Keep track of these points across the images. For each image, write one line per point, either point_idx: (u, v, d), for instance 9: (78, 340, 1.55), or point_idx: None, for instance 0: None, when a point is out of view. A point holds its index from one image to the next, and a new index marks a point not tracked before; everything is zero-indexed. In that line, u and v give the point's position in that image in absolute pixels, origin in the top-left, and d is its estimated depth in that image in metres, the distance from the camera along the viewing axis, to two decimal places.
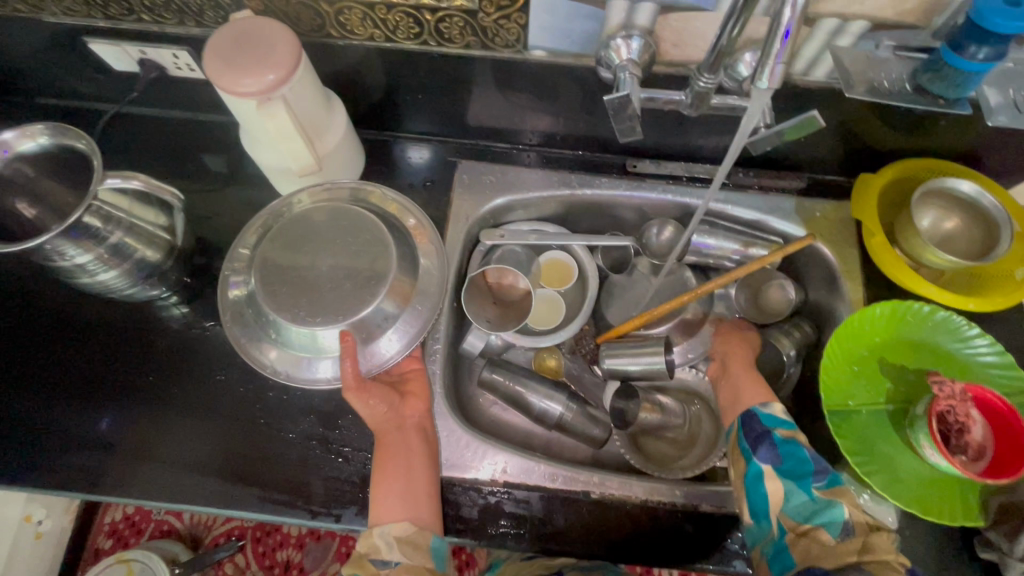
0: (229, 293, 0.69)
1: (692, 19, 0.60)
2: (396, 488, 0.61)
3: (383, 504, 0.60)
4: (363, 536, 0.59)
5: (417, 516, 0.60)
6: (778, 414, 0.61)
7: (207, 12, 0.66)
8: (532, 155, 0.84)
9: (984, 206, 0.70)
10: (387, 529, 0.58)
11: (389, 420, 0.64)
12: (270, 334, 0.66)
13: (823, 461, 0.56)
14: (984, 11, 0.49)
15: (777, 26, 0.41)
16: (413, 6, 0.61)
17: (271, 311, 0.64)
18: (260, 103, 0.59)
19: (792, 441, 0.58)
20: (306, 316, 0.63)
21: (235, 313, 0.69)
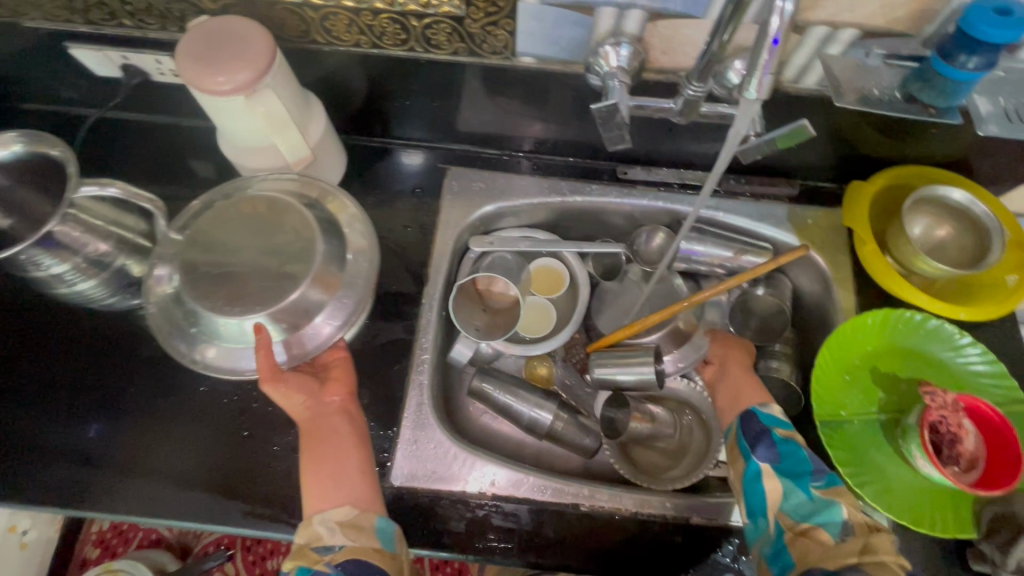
0: (152, 287, 0.64)
1: (681, 26, 0.59)
2: (330, 477, 0.57)
3: (319, 494, 0.57)
4: (303, 529, 0.54)
5: (353, 498, 0.56)
6: (777, 413, 0.61)
7: (191, 17, 0.65)
8: (523, 162, 0.83)
9: (976, 213, 0.69)
10: (328, 515, 0.54)
11: (311, 407, 0.61)
12: (189, 328, 0.62)
13: (821, 462, 0.56)
14: (973, 21, 0.48)
15: (765, 36, 0.40)
16: (399, 12, 0.60)
17: (190, 300, 0.60)
18: (249, 97, 0.58)
19: (791, 441, 0.58)
20: (224, 305, 0.59)
21: (161, 308, 0.63)
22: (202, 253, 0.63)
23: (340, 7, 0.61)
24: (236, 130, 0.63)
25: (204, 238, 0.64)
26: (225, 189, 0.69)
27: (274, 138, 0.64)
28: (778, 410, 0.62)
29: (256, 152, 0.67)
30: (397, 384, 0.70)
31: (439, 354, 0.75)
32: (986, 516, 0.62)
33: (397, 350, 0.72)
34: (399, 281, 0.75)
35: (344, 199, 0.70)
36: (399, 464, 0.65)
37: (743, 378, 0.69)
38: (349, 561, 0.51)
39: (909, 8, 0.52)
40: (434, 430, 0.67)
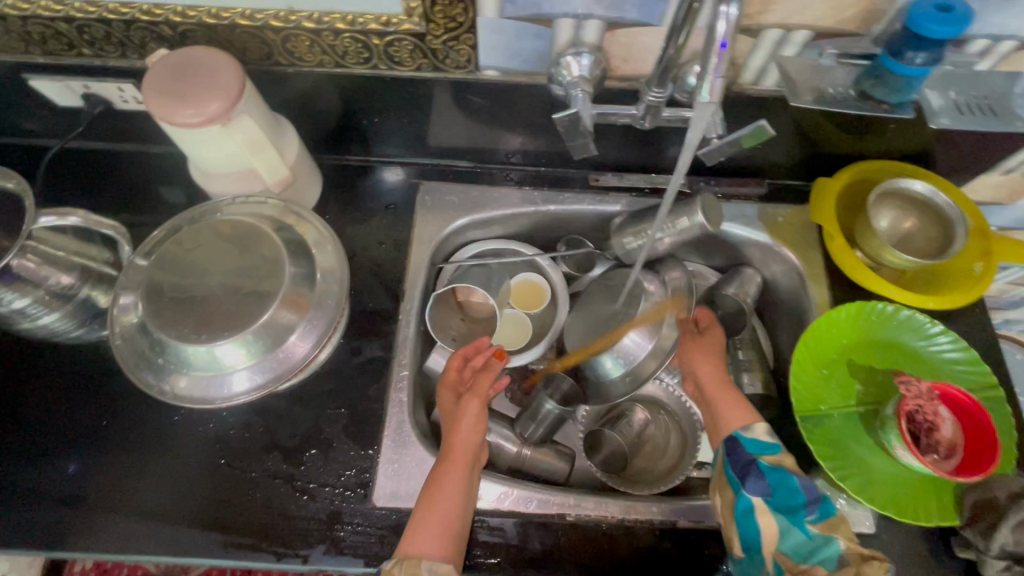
0: (119, 316, 0.63)
1: (639, 34, 0.60)
2: (447, 525, 0.57)
3: (431, 537, 0.56)
4: (403, 563, 0.54)
5: (449, 556, 0.56)
6: (762, 438, 0.61)
7: (150, 43, 0.65)
8: (496, 173, 0.83)
9: (938, 204, 0.70)
10: (436, 565, 0.54)
11: (470, 444, 0.64)
12: (157, 358, 0.60)
13: (813, 492, 0.56)
14: (916, 18, 0.49)
15: (713, 40, 0.41)
16: (359, 32, 0.61)
17: (154, 329, 0.59)
18: (224, 125, 0.58)
19: (779, 468, 0.57)
20: (190, 332, 0.59)
21: (128, 339, 0.62)
22: (169, 279, 0.62)
23: (300, 28, 0.61)
24: (211, 158, 0.63)
25: (171, 261, 0.63)
26: (193, 210, 0.68)
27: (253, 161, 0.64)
28: (764, 430, 0.61)
29: (228, 177, 0.67)
30: (376, 403, 0.69)
31: (417, 369, 0.74)
32: (968, 502, 0.62)
33: (375, 368, 0.71)
34: (375, 298, 0.75)
35: (315, 220, 0.69)
36: (381, 485, 0.64)
37: (724, 397, 0.67)
38: None
39: (857, 8, 0.54)
40: (415, 447, 0.66)
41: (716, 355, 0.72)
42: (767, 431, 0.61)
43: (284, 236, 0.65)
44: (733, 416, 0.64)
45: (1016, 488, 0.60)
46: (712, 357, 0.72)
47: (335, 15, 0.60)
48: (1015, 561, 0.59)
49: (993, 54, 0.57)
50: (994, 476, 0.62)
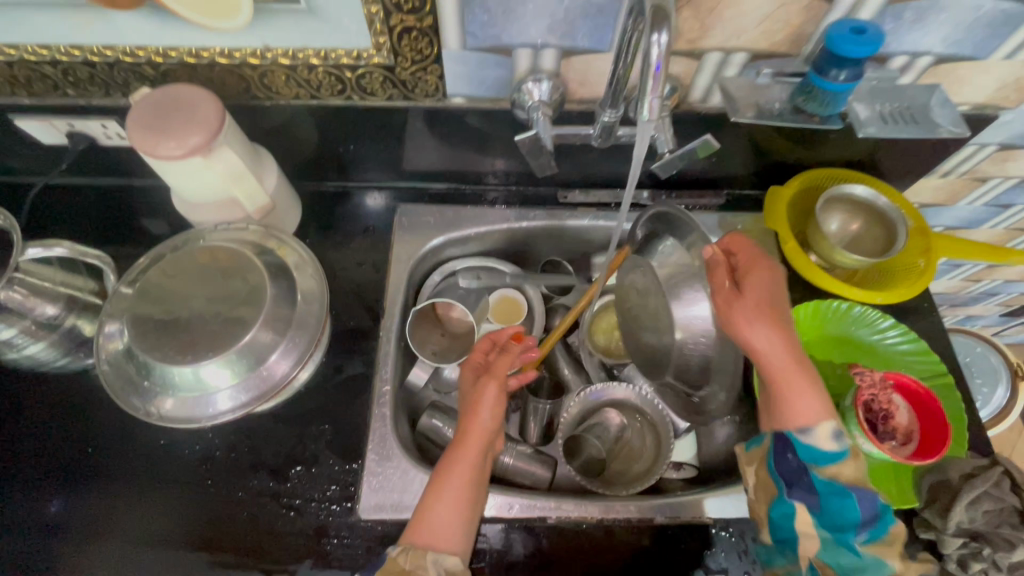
0: (105, 344, 0.64)
1: (592, 61, 0.65)
2: (455, 515, 0.59)
3: (439, 527, 0.58)
4: (409, 552, 0.56)
5: (457, 546, 0.58)
6: (825, 444, 0.57)
7: (134, 83, 0.68)
8: (470, 194, 0.87)
9: (881, 206, 0.76)
10: (442, 558, 0.56)
11: (485, 432, 0.65)
12: (143, 382, 0.62)
13: (870, 510, 0.55)
14: (835, 40, 0.55)
15: (648, 64, 0.46)
16: (333, 66, 0.65)
17: (140, 353, 0.61)
18: (205, 156, 0.61)
19: (835, 484, 0.56)
20: (174, 355, 0.61)
21: (114, 365, 0.64)
22: (154, 305, 0.64)
23: (277, 64, 0.65)
24: (194, 188, 0.66)
25: (155, 288, 0.65)
26: (177, 238, 0.71)
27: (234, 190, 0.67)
28: (828, 431, 0.57)
29: (211, 206, 0.70)
30: (360, 418, 0.71)
31: (398, 384, 0.76)
32: (926, 485, 0.66)
33: (357, 385, 0.73)
34: (356, 317, 0.78)
35: (295, 242, 0.71)
36: (366, 497, 0.66)
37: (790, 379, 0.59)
38: None
39: (785, 32, 0.60)
40: (398, 459, 0.68)
41: (768, 313, 0.60)
42: (830, 435, 0.57)
43: (266, 259, 0.67)
44: (797, 408, 0.58)
45: (968, 469, 0.64)
46: (764, 321, 0.59)
47: (308, 51, 0.64)
48: (971, 538, 0.62)
49: (912, 69, 0.64)
50: (947, 459, 0.66)
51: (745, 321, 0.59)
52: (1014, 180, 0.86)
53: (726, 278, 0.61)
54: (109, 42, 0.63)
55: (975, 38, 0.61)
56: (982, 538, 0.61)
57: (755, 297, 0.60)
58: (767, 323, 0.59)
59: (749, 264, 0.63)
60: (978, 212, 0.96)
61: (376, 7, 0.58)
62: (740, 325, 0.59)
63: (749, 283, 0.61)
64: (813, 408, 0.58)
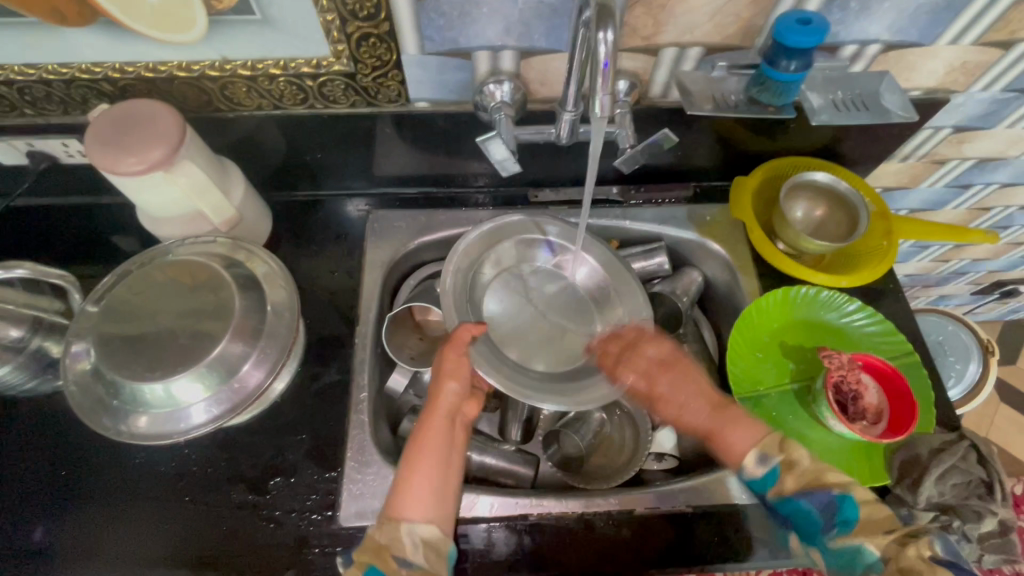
0: (71, 364, 0.64)
1: (551, 61, 0.66)
2: (429, 482, 0.58)
3: (416, 497, 0.57)
4: (385, 527, 0.55)
5: (431, 515, 0.57)
6: (757, 472, 0.57)
7: (92, 100, 0.68)
8: (440, 197, 0.87)
9: (842, 191, 0.78)
10: (416, 529, 0.55)
11: (450, 405, 0.65)
12: (112, 401, 0.61)
13: (824, 502, 0.53)
14: (783, 31, 0.56)
15: (597, 61, 0.47)
16: (293, 75, 0.65)
17: (108, 371, 0.60)
18: (167, 171, 0.61)
19: (785, 503, 0.55)
20: (143, 371, 0.60)
21: (81, 385, 0.63)
22: (122, 321, 0.63)
23: (236, 75, 0.65)
24: (159, 203, 0.66)
25: (122, 305, 0.65)
26: (143, 254, 0.70)
27: (198, 204, 0.67)
28: (754, 459, 0.58)
29: (177, 220, 0.69)
30: (337, 426, 0.71)
31: (377, 391, 0.76)
32: (896, 463, 0.67)
33: (334, 393, 0.73)
34: (331, 325, 0.78)
35: (263, 253, 0.71)
36: (346, 505, 0.66)
37: (736, 418, 0.62)
38: None
39: (737, 25, 0.62)
40: (377, 464, 0.68)
41: (664, 367, 0.69)
42: (756, 462, 0.57)
43: (234, 272, 0.67)
44: (739, 437, 0.60)
45: (936, 444, 0.65)
46: (659, 371, 0.69)
47: (267, 61, 0.64)
48: (941, 512, 0.63)
49: (863, 57, 0.66)
50: (916, 435, 0.68)
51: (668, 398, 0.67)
52: (970, 161, 0.89)
53: (643, 371, 0.70)
54: (64, 60, 0.63)
55: (920, 25, 0.63)
56: (952, 511, 0.62)
57: (670, 389, 0.68)
58: (670, 373, 0.69)
59: (656, 359, 0.71)
60: (940, 193, 0.98)
61: (332, 15, 0.59)
62: (661, 405, 0.68)
63: (660, 378, 0.69)
64: (745, 438, 0.60)
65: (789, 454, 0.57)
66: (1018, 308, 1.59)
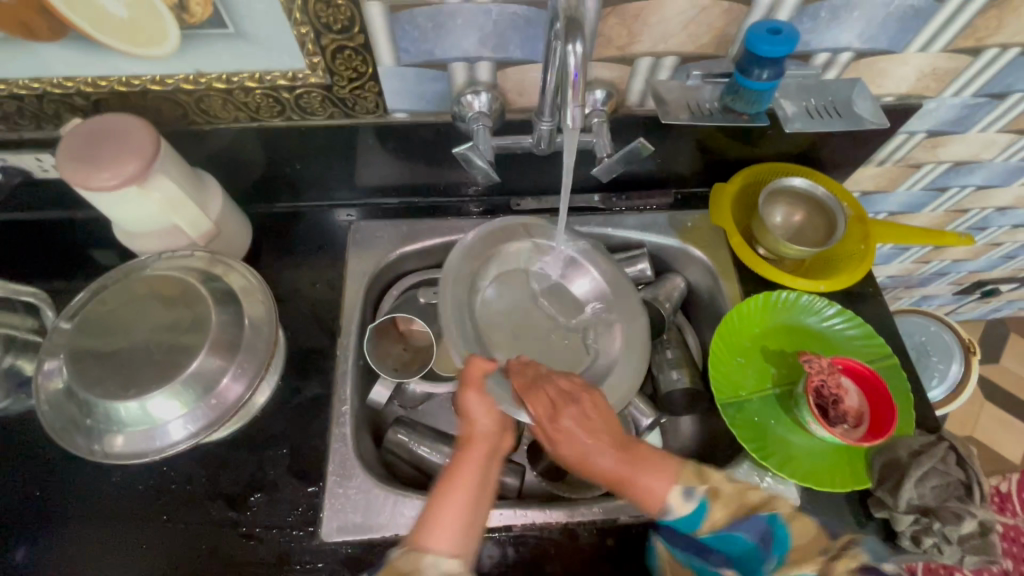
0: (43, 382, 0.62)
1: (527, 71, 0.66)
2: (460, 516, 0.54)
3: (443, 529, 0.53)
4: (408, 554, 0.50)
5: (457, 550, 0.52)
6: (684, 509, 0.55)
7: (65, 114, 0.67)
8: (422, 206, 0.87)
9: (820, 196, 0.78)
10: (442, 560, 0.50)
11: (486, 438, 0.61)
12: (86, 420, 0.60)
13: (756, 530, 0.54)
14: (754, 41, 0.57)
15: (568, 74, 0.48)
16: (269, 87, 0.65)
17: (81, 390, 0.59)
18: (141, 185, 0.60)
19: (719, 534, 0.55)
20: (117, 389, 0.59)
21: (53, 404, 0.61)
22: (95, 338, 0.62)
23: (211, 88, 0.65)
24: (134, 217, 0.65)
25: (95, 321, 0.64)
26: (119, 269, 0.69)
27: (175, 217, 0.66)
28: (677, 496, 0.56)
29: (153, 233, 0.69)
30: (319, 440, 0.70)
31: (359, 403, 0.76)
32: (877, 466, 0.67)
33: (316, 406, 0.72)
34: (313, 338, 0.77)
35: (242, 266, 0.70)
36: (329, 520, 0.65)
37: (648, 457, 0.59)
38: None
39: (710, 35, 0.63)
40: (359, 478, 0.68)
41: (569, 398, 0.64)
42: (682, 498, 0.55)
43: (212, 286, 0.66)
44: (654, 480, 0.57)
45: (915, 446, 0.65)
46: (568, 403, 0.63)
47: (243, 74, 0.64)
48: (921, 514, 0.63)
49: (835, 65, 0.67)
50: (896, 437, 0.68)
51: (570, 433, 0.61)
52: (946, 164, 0.90)
53: (550, 403, 0.63)
54: (35, 75, 0.62)
55: (889, 34, 0.64)
56: (932, 513, 0.62)
57: (575, 424, 0.62)
58: (571, 406, 0.63)
59: (562, 391, 0.65)
60: (918, 196, 0.99)
61: (306, 28, 0.59)
62: (563, 442, 0.62)
63: (566, 413, 0.62)
64: (658, 480, 0.57)
65: (709, 483, 0.56)
66: (1000, 307, 1.61)
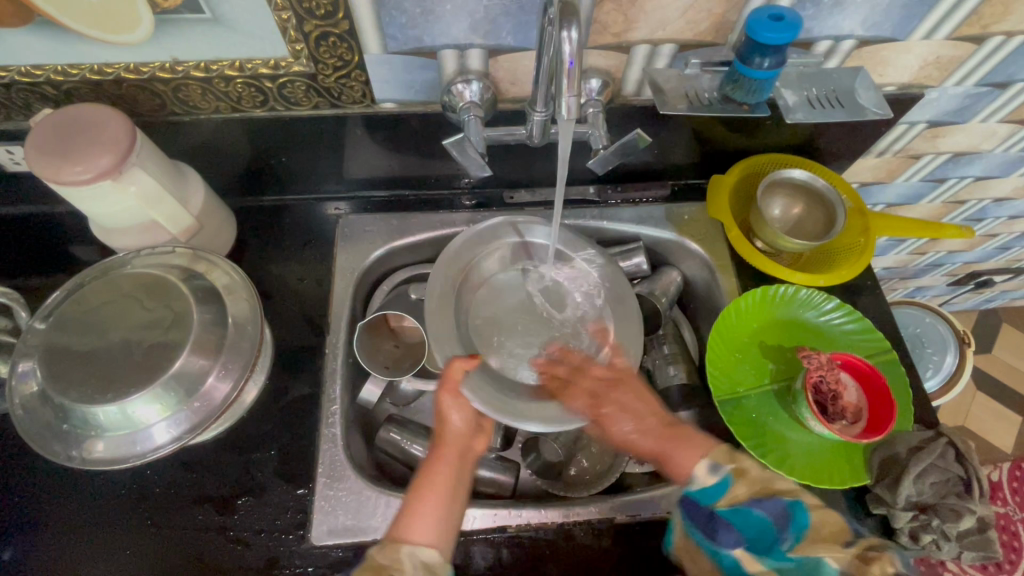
0: (18, 385, 0.60)
1: (520, 59, 0.63)
2: (435, 507, 0.57)
3: (421, 523, 0.55)
4: (385, 547, 0.53)
5: (435, 539, 0.55)
6: (709, 481, 0.55)
7: (36, 103, 0.64)
8: (412, 199, 0.85)
9: (819, 188, 0.77)
10: (418, 549, 0.53)
11: (460, 439, 0.64)
12: (63, 425, 0.58)
13: (777, 509, 0.52)
14: (755, 28, 0.55)
15: (562, 62, 0.46)
16: (250, 76, 0.62)
17: (55, 394, 0.57)
18: (114, 180, 0.58)
19: (740, 511, 0.52)
20: (93, 393, 0.57)
21: (28, 408, 0.59)
22: (71, 339, 0.60)
23: (190, 77, 0.62)
24: (110, 212, 0.63)
25: (70, 322, 0.61)
26: (97, 266, 0.66)
27: (154, 212, 0.64)
28: (705, 469, 0.55)
29: (133, 229, 0.67)
30: (308, 441, 0.68)
31: (350, 402, 0.74)
32: (876, 462, 0.66)
33: (304, 406, 0.70)
34: (301, 335, 0.75)
35: (226, 263, 0.68)
36: (319, 523, 0.63)
37: (686, 432, 0.61)
38: None
39: (709, 21, 0.60)
40: (351, 479, 0.66)
41: (617, 388, 0.68)
42: (710, 470, 0.55)
43: (195, 284, 0.64)
44: (688, 454, 0.58)
45: (913, 442, 0.64)
46: (612, 391, 0.67)
47: (223, 62, 0.61)
48: (919, 511, 0.62)
49: (837, 53, 0.65)
50: (895, 434, 0.67)
51: (615, 415, 0.65)
52: (945, 155, 0.89)
53: (590, 393, 0.68)
54: (1, 62, 0.59)
55: (893, 21, 0.62)
56: (929, 510, 0.61)
57: (615, 407, 0.66)
58: (618, 391, 0.67)
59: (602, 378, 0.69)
60: (915, 188, 0.98)
61: (288, 14, 0.56)
62: (610, 426, 0.65)
63: (605, 399, 0.67)
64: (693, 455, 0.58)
65: (738, 462, 0.55)
66: (993, 298, 1.62)
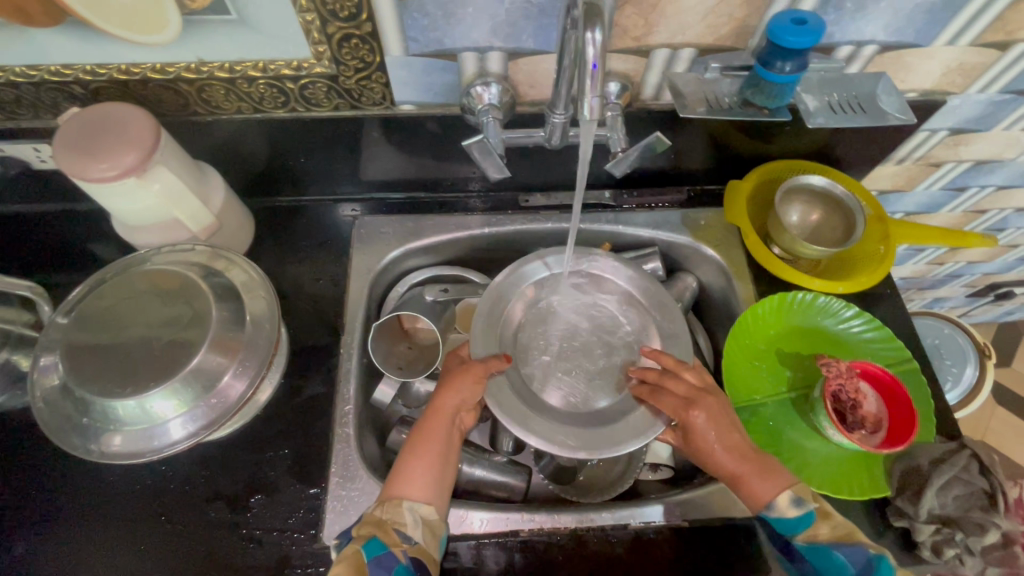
0: (38, 378, 0.61)
1: (540, 62, 0.64)
2: (429, 469, 0.61)
3: (417, 483, 0.60)
4: (385, 504, 0.58)
5: (431, 497, 0.59)
6: (789, 512, 0.58)
7: (64, 103, 0.66)
8: (427, 202, 0.85)
9: (839, 194, 0.76)
10: (416, 506, 0.58)
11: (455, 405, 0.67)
12: (82, 419, 0.59)
13: (861, 561, 0.54)
14: (777, 32, 0.55)
15: (585, 62, 0.46)
16: (273, 77, 0.63)
17: (75, 387, 0.58)
18: (138, 178, 0.58)
19: (816, 548, 0.57)
20: (112, 388, 0.57)
21: (48, 400, 0.60)
22: (92, 334, 0.61)
23: (214, 77, 0.63)
24: (133, 210, 0.64)
25: (92, 316, 0.62)
26: (118, 263, 0.67)
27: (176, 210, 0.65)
28: (788, 500, 0.58)
29: (155, 227, 0.68)
30: (321, 441, 0.68)
31: (363, 403, 0.74)
32: (897, 473, 0.65)
33: (318, 406, 0.71)
34: (315, 335, 0.75)
35: (246, 261, 0.68)
36: (330, 524, 0.63)
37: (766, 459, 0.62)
38: (419, 559, 0.55)
39: (730, 26, 0.60)
40: (363, 479, 0.66)
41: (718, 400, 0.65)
42: (791, 503, 0.58)
43: (214, 282, 0.65)
44: (766, 483, 0.59)
45: (936, 454, 0.63)
46: (713, 403, 0.65)
47: (246, 63, 0.62)
48: (943, 524, 0.60)
49: (858, 58, 0.65)
50: (917, 445, 0.66)
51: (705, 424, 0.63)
52: (966, 163, 0.88)
53: (682, 397, 0.66)
54: (32, 61, 0.61)
55: (916, 26, 0.61)
56: (953, 523, 0.60)
57: (707, 416, 0.64)
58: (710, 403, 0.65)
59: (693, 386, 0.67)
60: (935, 196, 0.97)
61: (312, 15, 0.57)
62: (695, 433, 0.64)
63: (699, 403, 0.65)
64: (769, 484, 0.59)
65: (823, 503, 0.58)
66: (1013, 310, 1.59)
